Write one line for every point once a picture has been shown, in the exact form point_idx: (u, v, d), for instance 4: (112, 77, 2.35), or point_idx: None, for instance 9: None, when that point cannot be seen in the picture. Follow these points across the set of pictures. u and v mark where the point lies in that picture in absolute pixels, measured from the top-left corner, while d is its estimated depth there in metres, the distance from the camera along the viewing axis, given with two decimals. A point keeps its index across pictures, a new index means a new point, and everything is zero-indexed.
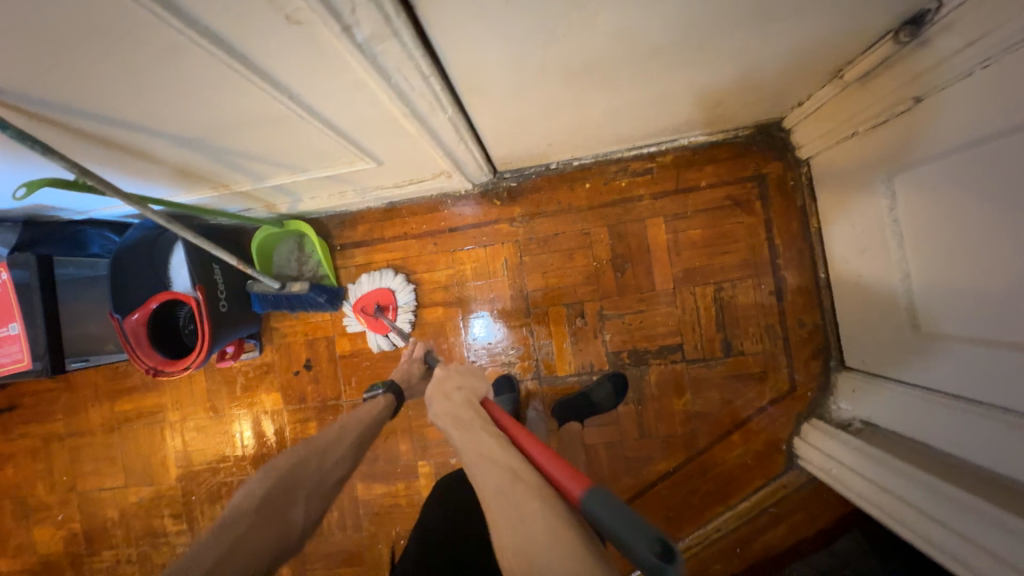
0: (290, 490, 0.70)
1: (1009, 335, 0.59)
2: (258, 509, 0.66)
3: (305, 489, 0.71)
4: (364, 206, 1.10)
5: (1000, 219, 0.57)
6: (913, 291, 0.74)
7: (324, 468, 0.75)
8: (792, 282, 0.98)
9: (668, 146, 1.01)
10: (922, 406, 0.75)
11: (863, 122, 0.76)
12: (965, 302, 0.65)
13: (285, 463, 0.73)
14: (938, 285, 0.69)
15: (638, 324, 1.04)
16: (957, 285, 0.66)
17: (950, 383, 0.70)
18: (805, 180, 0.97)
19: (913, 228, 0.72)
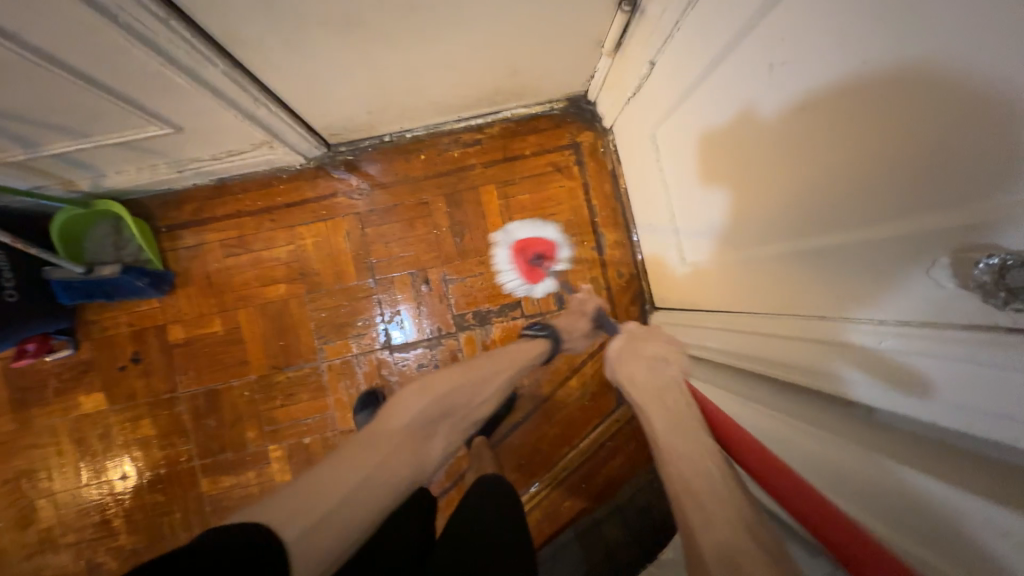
0: (441, 421, 0.72)
1: (733, 252, 0.72)
2: (403, 437, 0.66)
3: (454, 419, 0.75)
4: (188, 183, 1.04)
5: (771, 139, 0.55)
6: (696, 221, 0.80)
7: (466, 403, 0.77)
8: (609, 237, 1.10)
9: (493, 118, 1.08)
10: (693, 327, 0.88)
11: (630, 88, 0.89)
12: (739, 222, 0.68)
13: (439, 388, 0.74)
14: (715, 211, 0.73)
15: (480, 287, 1.09)
16: (728, 207, 0.69)
17: (734, 302, 0.75)
18: (612, 146, 1.10)
19: (698, 157, 0.74)
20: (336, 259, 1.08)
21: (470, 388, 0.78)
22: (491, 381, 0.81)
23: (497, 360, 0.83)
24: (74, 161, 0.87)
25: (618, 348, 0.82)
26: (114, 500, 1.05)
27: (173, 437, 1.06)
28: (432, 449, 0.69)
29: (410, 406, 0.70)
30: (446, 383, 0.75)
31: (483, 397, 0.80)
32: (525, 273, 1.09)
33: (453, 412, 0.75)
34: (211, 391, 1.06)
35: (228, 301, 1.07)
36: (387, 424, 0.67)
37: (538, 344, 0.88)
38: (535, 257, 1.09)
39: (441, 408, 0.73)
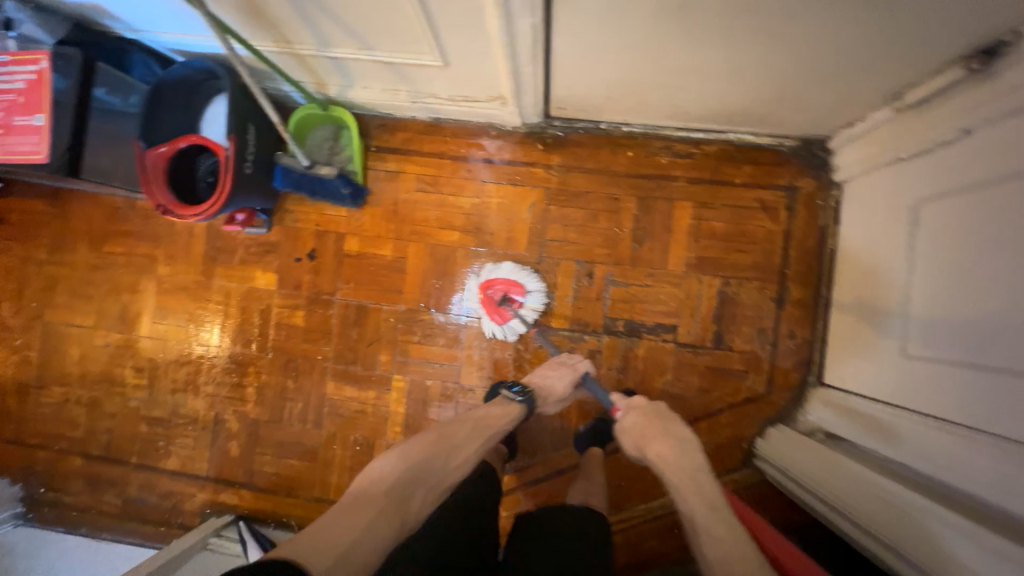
0: (413, 485, 0.65)
1: (979, 358, 0.64)
2: (385, 500, 0.61)
3: (428, 482, 0.67)
4: (409, 114, 1.10)
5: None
6: (941, 310, 0.72)
7: (443, 469, 0.70)
8: (795, 294, 1.02)
9: (715, 137, 1.04)
10: (884, 420, 0.81)
11: (907, 149, 0.80)
12: (962, 330, 0.68)
13: (413, 453, 0.68)
14: (979, 306, 0.65)
15: (641, 298, 1.06)
16: (957, 315, 0.69)
17: (942, 408, 0.71)
18: (833, 202, 1.01)
19: (934, 256, 0.74)
20: (513, 225, 1.10)
21: (441, 454, 0.71)
22: (462, 447, 0.74)
23: (465, 426, 0.77)
24: (341, 67, 0.93)
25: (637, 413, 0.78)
26: (253, 371, 1.15)
27: (318, 336, 1.14)
28: (408, 507, 0.63)
29: (384, 471, 0.65)
30: (421, 447, 0.70)
31: (459, 459, 0.73)
32: (491, 313, 1.06)
33: (430, 477, 0.68)
34: (362, 306, 1.13)
35: (404, 231, 1.12)
36: (428, 465, 0.69)
37: (509, 408, 0.85)
38: (502, 298, 1.06)
39: (419, 473, 0.67)
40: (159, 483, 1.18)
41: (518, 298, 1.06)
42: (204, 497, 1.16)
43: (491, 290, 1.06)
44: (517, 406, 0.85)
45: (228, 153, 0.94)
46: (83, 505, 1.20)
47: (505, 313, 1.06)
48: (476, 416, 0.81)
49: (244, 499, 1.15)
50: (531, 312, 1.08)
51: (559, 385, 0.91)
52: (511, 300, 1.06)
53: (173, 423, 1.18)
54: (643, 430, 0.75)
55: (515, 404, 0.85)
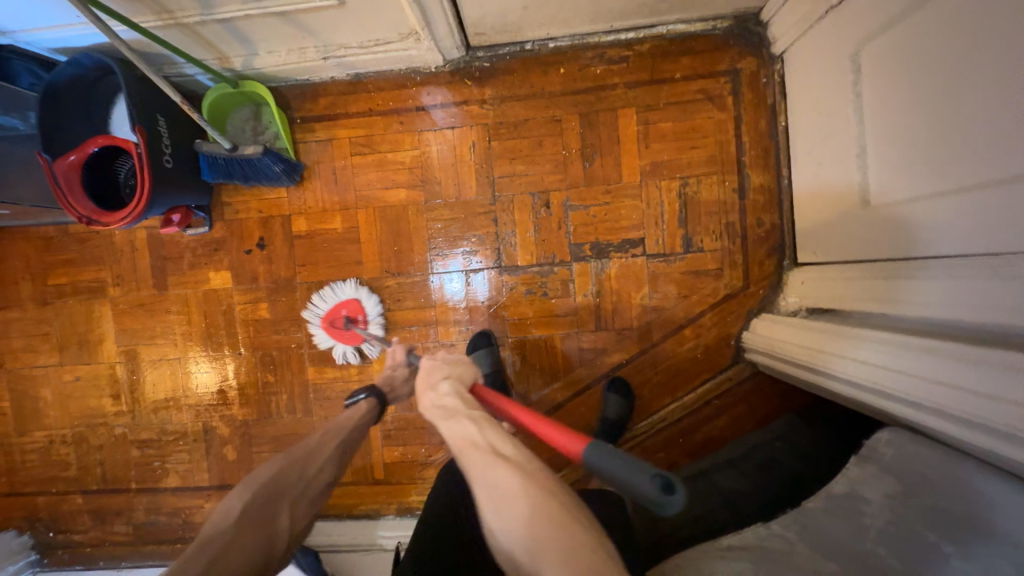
0: (275, 499, 0.69)
1: (950, 184, 0.62)
2: (237, 524, 0.64)
3: (292, 494, 0.71)
4: (327, 76, 1.04)
5: (997, 54, 0.52)
6: (900, 150, 0.69)
7: (309, 473, 0.73)
8: (755, 181, 0.99)
9: (646, 34, 0.99)
10: (865, 278, 0.79)
11: None
12: (927, 162, 0.65)
13: (260, 475, 0.71)
14: (940, 133, 0.62)
15: (603, 217, 1.03)
16: (917, 148, 0.66)
17: (914, 247, 0.70)
18: (777, 77, 0.97)
19: (882, 97, 0.71)
20: (458, 171, 1.06)
21: (296, 465, 0.74)
22: (318, 451, 0.76)
23: (315, 433, 0.78)
24: (236, 32, 0.87)
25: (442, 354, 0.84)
26: (231, 373, 1.13)
27: (287, 324, 1.11)
28: (275, 523, 0.67)
29: (230, 504, 0.68)
30: (268, 468, 0.72)
31: (318, 464, 0.75)
32: (342, 338, 1.05)
33: (293, 485, 0.71)
34: (325, 285, 1.09)
35: (350, 199, 1.08)
36: (285, 480, 0.71)
37: (357, 409, 0.82)
38: (344, 321, 1.05)
39: (274, 488, 0.70)
40: (166, 503, 1.17)
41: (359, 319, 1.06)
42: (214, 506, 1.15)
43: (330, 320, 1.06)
44: (363, 404, 0.82)
45: (138, 150, 0.88)
46: (95, 540, 1.19)
47: (352, 336, 1.05)
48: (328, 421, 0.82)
49: None
50: (328, 334, 1.06)
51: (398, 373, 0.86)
52: (354, 321, 1.06)
53: (164, 443, 1.16)
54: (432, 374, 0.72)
55: (360, 405, 0.82)
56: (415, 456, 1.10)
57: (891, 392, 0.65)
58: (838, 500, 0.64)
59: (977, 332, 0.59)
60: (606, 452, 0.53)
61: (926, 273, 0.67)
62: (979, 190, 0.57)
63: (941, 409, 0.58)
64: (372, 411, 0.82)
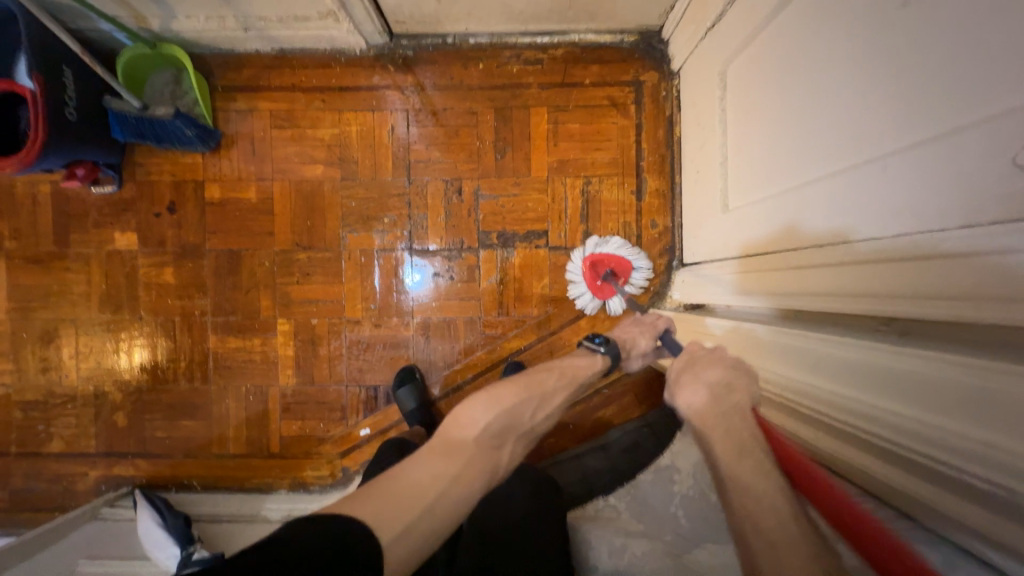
0: (507, 433, 0.66)
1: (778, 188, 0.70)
2: (475, 452, 0.62)
3: (518, 433, 0.67)
4: (250, 48, 1.06)
5: (839, 57, 0.56)
6: (750, 160, 0.78)
7: (540, 416, 0.71)
8: (652, 185, 1.07)
9: (559, 40, 1.05)
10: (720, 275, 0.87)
11: (710, 18, 0.85)
12: (764, 172, 0.74)
13: (506, 402, 0.68)
14: (774, 144, 0.71)
15: (511, 207, 1.08)
16: (774, 155, 0.71)
17: (753, 246, 0.78)
18: (675, 92, 1.05)
19: (745, 111, 0.79)
20: (377, 152, 1.09)
21: (537, 402, 0.71)
22: (554, 396, 0.73)
23: (553, 374, 0.75)
24: None
25: (678, 368, 0.65)
26: (130, 336, 1.11)
27: (192, 290, 1.10)
28: (499, 459, 0.64)
29: (479, 417, 0.65)
30: (514, 395, 0.69)
31: (548, 410, 0.73)
32: (598, 289, 1.03)
33: (523, 422, 0.68)
34: (235, 254, 1.09)
35: (266, 171, 1.09)
36: (519, 415, 0.68)
37: (593, 360, 0.81)
38: (605, 273, 1.03)
39: (507, 422, 0.67)
40: (48, 469, 1.12)
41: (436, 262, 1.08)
42: (99, 475, 1.12)
43: (595, 265, 1.03)
44: (602, 357, 0.80)
45: (36, 99, 0.87)
46: None
47: (609, 290, 1.03)
48: (563, 365, 0.79)
49: (141, 468, 1.11)
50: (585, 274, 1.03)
51: (641, 341, 0.84)
52: (614, 275, 1.03)
53: (53, 405, 1.12)
54: (681, 375, 0.64)
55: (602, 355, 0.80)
56: (313, 430, 1.10)
57: (773, 399, 0.67)
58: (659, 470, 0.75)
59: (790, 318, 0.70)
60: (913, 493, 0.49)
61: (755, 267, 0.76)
62: (791, 193, 0.67)
63: (814, 412, 0.60)
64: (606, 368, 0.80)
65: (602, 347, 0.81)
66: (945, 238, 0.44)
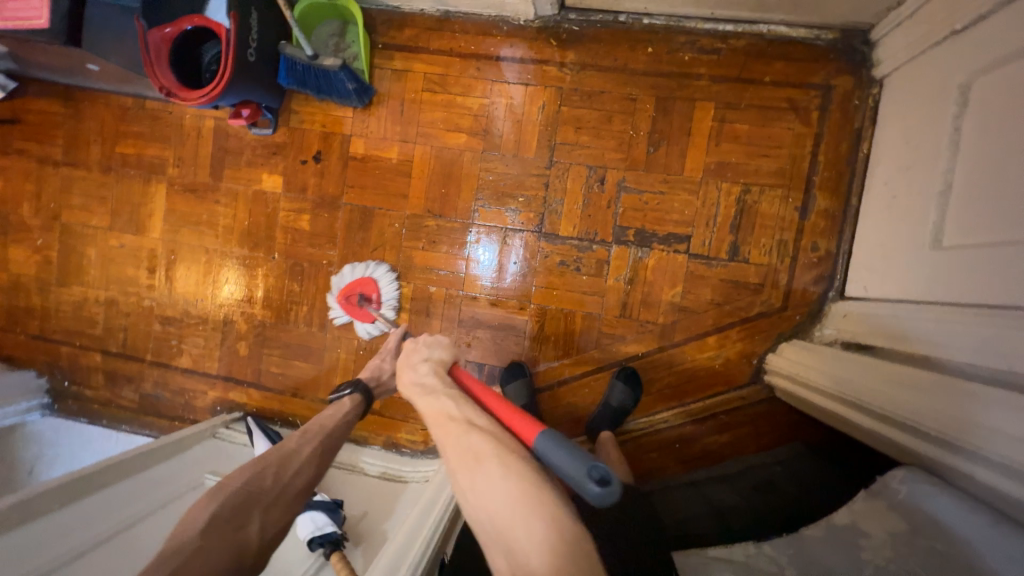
0: (249, 503, 0.70)
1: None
2: (206, 535, 0.65)
3: (263, 501, 0.71)
4: (417, 7, 1.05)
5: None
6: (987, 192, 0.65)
7: (286, 481, 0.74)
8: (821, 203, 0.96)
9: (744, 30, 0.96)
10: (907, 319, 0.76)
11: (960, 20, 0.72)
12: (1005, 209, 0.62)
13: (227, 484, 0.72)
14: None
15: (654, 205, 1.01)
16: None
17: (976, 296, 0.65)
18: (871, 102, 0.93)
19: (990, 135, 0.66)
20: (523, 128, 1.05)
21: (269, 471, 0.74)
22: (295, 453, 0.78)
23: (296, 436, 0.80)
24: None
25: (411, 350, 0.82)
26: (261, 274, 1.17)
27: (323, 240, 1.13)
28: (245, 530, 0.67)
29: (204, 502, 0.70)
30: (239, 476, 0.73)
31: (294, 469, 0.76)
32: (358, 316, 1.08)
33: (267, 490, 0.72)
34: (368, 211, 1.11)
35: (411, 133, 1.09)
36: (256, 486, 0.72)
37: (340, 406, 0.88)
38: (358, 298, 1.07)
39: (246, 492, 0.71)
40: (173, 382, 1.22)
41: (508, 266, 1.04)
42: (216, 395, 1.20)
43: (348, 298, 1.08)
44: (347, 400, 0.89)
45: (230, 35, 0.91)
46: (103, 399, 1.26)
47: (365, 313, 1.07)
48: (308, 427, 0.84)
49: (252, 398, 1.18)
50: (344, 311, 1.08)
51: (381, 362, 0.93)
52: (369, 299, 1.07)
53: (187, 324, 1.21)
54: (401, 369, 0.80)
55: (344, 399, 0.89)
56: None
57: (913, 424, 0.64)
58: (838, 531, 0.65)
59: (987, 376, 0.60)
60: (555, 438, 0.60)
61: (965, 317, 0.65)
62: None
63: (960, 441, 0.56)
64: (354, 407, 0.88)
65: (349, 391, 0.90)
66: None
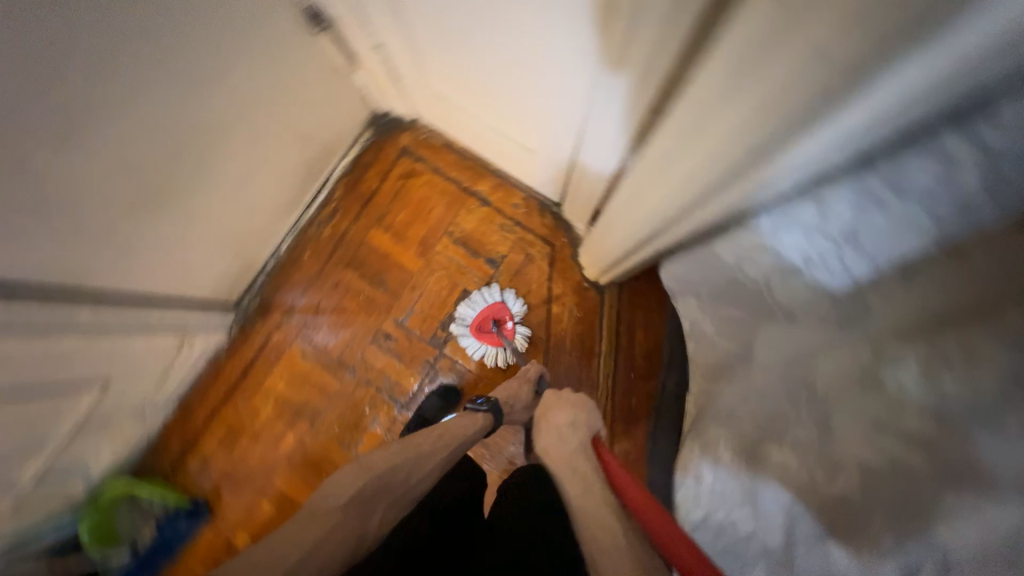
0: (376, 495, 0.61)
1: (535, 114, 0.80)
2: (348, 502, 0.59)
3: (392, 495, 0.63)
4: (158, 424, 1.11)
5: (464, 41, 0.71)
6: (506, 113, 0.86)
7: (411, 479, 0.66)
8: (485, 188, 1.19)
9: (330, 186, 1.19)
10: (577, 187, 0.92)
11: (389, 78, 0.99)
12: (519, 112, 0.83)
13: (374, 462, 0.64)
14: (502, 94, 0.80)
15: (427, 304, 1.16)
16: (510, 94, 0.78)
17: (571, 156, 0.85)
18: (429, 128, 1.20)
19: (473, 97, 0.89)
20: (311, 378, 1.15)
21: (407, 463, 0.66)
22: (432, 459, 0.69)
23: (429, 437, 0.71)
24: (64, 470, 0.89)
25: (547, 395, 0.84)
26: None
27: None
28: (367, 524, 0.59)
29: (346, 482, 0.62)
30: (384, 457, 0.66)
31: (421, 474, 0.67)
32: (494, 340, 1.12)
33: (395, 488, 0.64)
34: None
35: (260, 479, 1.12)
36: (393, 476, 0.64)
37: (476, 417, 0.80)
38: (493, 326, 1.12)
39: (378, 485, 0.62)
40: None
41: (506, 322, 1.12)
42: None
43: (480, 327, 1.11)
44: (481, 416, 0.81)
45: None
46: None
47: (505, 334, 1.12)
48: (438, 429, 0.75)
49: None
50: (478, 338, 1.11)
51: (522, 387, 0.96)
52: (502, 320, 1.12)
53: None
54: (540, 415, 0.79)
55: (479, 415, 0.81)
56: None
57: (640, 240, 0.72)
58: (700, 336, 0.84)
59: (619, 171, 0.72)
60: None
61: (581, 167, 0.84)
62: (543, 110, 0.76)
63: (653, 232, 0.64)
64: (488, 424, 0.81)
65: (485, 408, 0.82)
66: (595, 86, 0.57)
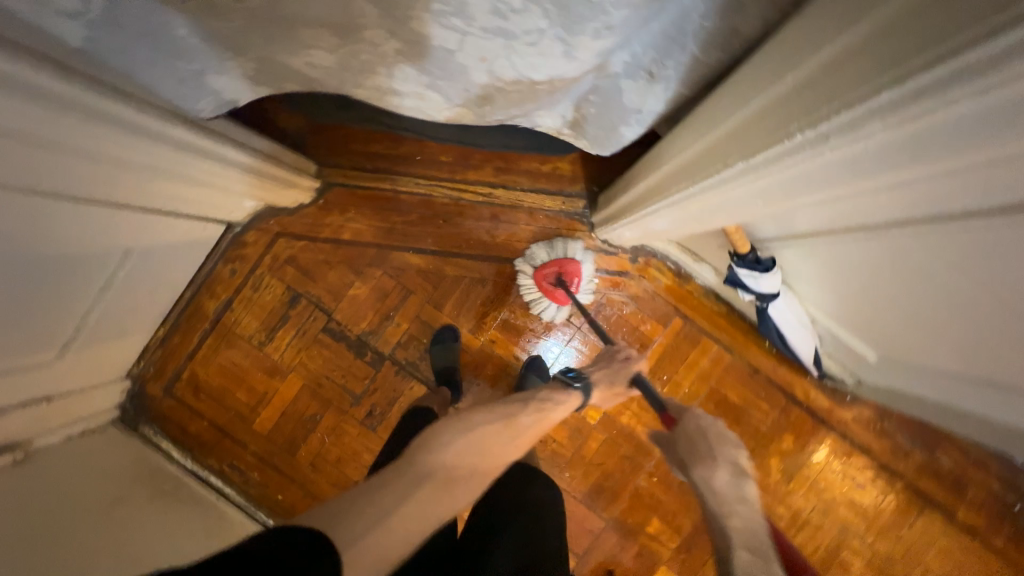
0: (471, 470, 0.60)
1: (54, 257, 0.68)
2: (438, 476, 0.56)
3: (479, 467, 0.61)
4: None
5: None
6: (62, 289, 0.75)
7: (500, 448, 0.65)
8: (210, 304, 1.10)
9: (203, 468, 1.11)
10: (166, 215, 0.83)
11: (39, 409, 0.87)
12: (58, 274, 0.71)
13: (489, 423, 0.65)
14: (19, 295, 0.67)
15: (336, 369, 1.11)
16: (15, 288, 0.66)
17: (124, 218, 0.75)
18: (141, 362, 1.11)
19: (51, 315, 0.77)
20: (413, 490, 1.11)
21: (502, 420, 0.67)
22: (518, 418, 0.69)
23: (527, 411, 0.72)
24: None
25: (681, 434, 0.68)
26: None
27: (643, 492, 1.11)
28: (455, 500, 0.56)
29: (459, 434, 0.62)
30: (482, 419, 0.66)
31: (513, 437, 0.67)
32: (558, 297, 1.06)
33: (482, 467, 0.62)
34: (583, 495, 1.11)
35: None
36: (484, 447, 0.63)
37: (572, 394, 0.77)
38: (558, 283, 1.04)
39: (477, 448, 0.62)
40: (886, 437, 1.08)
41: (580, 282, 1.05)
42: (843, 404, 1.08)
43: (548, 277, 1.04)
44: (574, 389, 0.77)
45: None
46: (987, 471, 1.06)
47: (564, 294, 1.06)
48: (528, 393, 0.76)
49: (798, 386, 1.09)
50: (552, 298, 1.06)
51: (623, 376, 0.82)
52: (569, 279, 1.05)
53: (831, 483, 1.10)
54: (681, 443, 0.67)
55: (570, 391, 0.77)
56: (636, 309, 1.10)
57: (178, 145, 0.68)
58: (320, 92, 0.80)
59: (121, 167, 0.65)
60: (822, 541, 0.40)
61: (125, 208, 0.73)
62: (42, 249, 0.65)
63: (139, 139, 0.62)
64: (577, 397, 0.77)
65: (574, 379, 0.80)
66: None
